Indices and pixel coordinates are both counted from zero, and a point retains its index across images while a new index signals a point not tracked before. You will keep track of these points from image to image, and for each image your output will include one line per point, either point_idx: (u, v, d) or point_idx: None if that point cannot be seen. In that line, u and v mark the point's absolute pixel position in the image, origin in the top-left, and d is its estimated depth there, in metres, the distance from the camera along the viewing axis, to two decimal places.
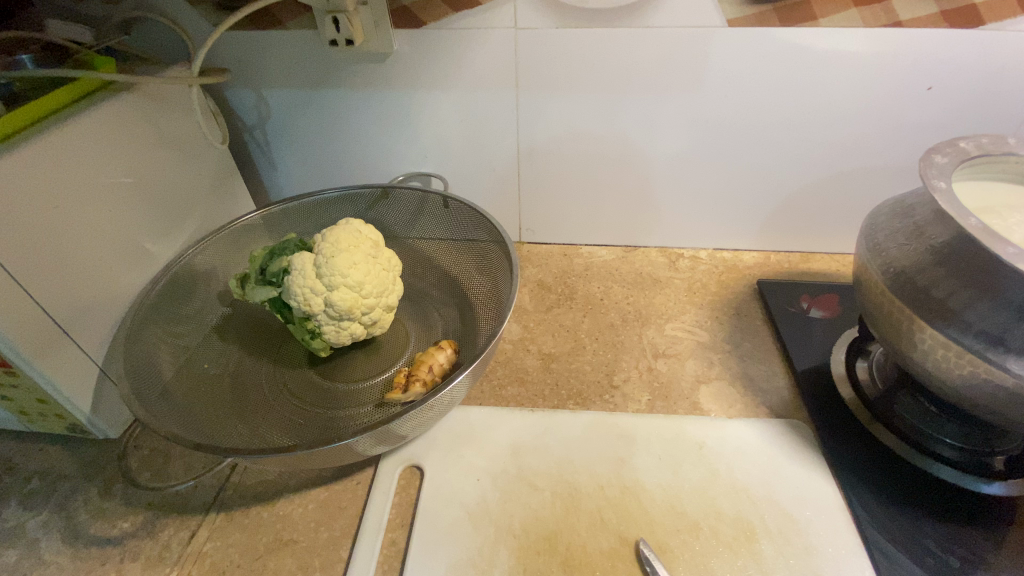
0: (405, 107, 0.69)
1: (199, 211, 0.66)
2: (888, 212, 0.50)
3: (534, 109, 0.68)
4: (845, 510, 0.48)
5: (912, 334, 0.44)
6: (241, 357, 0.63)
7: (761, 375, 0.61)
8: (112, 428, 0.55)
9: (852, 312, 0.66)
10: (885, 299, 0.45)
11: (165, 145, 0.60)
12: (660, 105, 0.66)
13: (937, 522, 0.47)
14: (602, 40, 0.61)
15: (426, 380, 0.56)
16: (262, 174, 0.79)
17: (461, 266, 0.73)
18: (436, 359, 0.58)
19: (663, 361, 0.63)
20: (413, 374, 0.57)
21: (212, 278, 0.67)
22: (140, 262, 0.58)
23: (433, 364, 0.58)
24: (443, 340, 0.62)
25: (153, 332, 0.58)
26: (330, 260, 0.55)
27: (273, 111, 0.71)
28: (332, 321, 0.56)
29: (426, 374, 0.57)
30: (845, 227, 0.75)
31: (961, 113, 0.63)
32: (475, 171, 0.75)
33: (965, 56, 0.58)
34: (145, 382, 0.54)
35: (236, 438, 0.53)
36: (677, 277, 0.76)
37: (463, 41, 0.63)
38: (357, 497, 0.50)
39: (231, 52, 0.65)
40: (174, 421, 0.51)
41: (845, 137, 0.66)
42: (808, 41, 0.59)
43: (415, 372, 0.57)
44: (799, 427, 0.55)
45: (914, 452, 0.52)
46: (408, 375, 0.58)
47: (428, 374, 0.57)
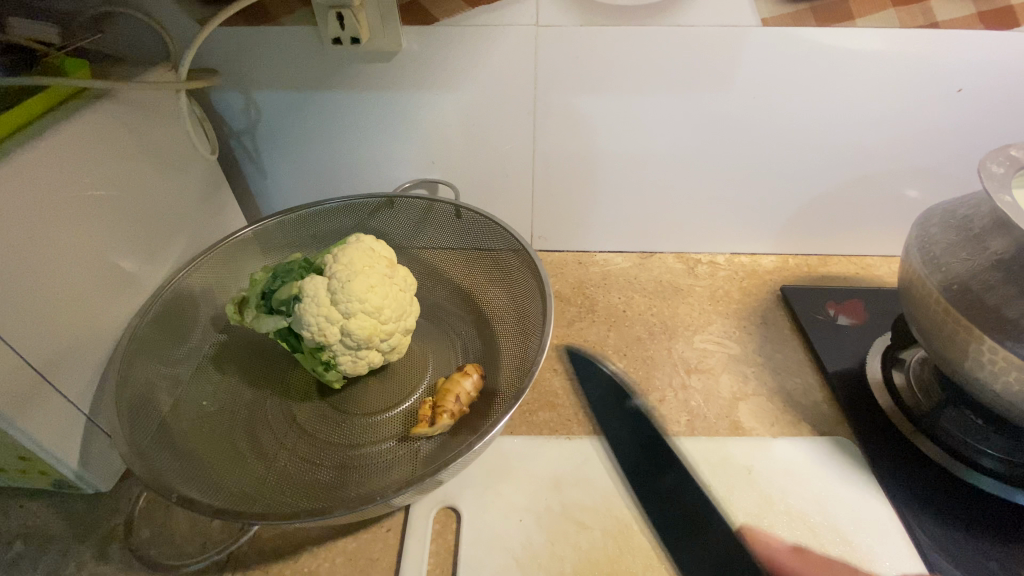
0: (414, 110, 0.64)
1: (188, 229, 0.60)
2: (940, 224, 0.48)
3: (554, 112, 0.64)
4: (903, 533, 0.47)
5: (976, 352, 0.42)
6: (242, 389, 0.57)
7: (798, 389, 0.59)
8: (103, 480, 0.49)
9: (879, 318, 0.65)
10: (946, 316, 0.44)
11: (151, 157, 0.54)
12: (686, 108, 0.63)
13: (995, 540, 0.46)
14: (631, 39, 0.57)
15: (453, 411, 0.52)
16: (251, 183, 0.72)
17: (474, 279, 0.68)
18: (462, 388, 0.54)
19: (696, 376, 0.60)
20: (438, 404, 0.53)
21: (205, 302, 0.60)
22: (128, 290, 0.52)
23: (460, 393, 0.53)
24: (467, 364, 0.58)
25: (144, 369, 0.52)
26: (346, 285, 0.50)
27: (265, 115, 0.64)
28: (348, 351, 0.51)
29: (452, 404, 0.52)
30: (863, 229, 0.74)
31: (987, 115, 0.62)
32: (487, 178, 0.71)
33: (998, 56, 0.57)
34: (140, 430, 0.48)
35: (248, 487, 0.48)
36: (698, 284, 0.73)
37: (481, 40, 0.58)
38: (389, 547, 0.46)
39: (218, 51, 0.58)
40: (177, 474, 0.46)
41: (872, 139, 0.65)
42: (843, 42, 0.57)
43: (440, 403, 0.53)
44: (844, 445, 0.53)
45: (956, 462, 0.50)
46: (432, 406, 0.53)
47: (456, 404, 0.52)
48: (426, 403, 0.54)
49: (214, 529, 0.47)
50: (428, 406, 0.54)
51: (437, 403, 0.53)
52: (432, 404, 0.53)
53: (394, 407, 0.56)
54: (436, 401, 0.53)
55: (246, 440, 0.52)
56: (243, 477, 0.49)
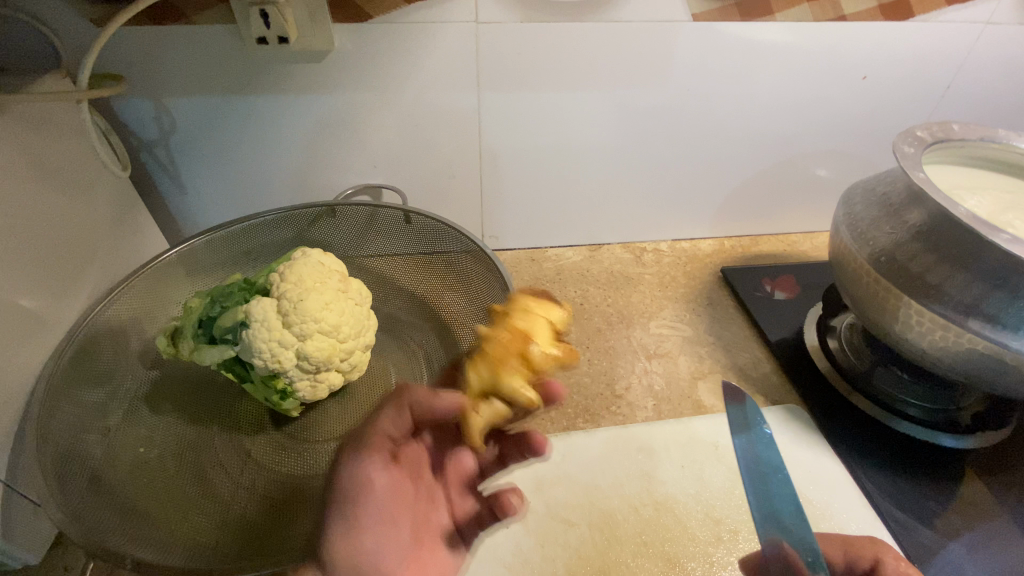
0: (350, 113, 0.60)
1: (102, 256, 0.53)
2: (863, 201, 0.53)
3: (498, 109, 0.63)
4: (854, 485, 0.51)
5: (903, 315, 0.47)
6: (182, 429, 0.51)
7: (748, 363, 0.63)
8: (32, 552, 0.43)
9: (810, 290, 0.71)
10: (876, 284, 0.48)
11: (52, 177, 0.47)
12: (624, 100, 0.64)
13: (932, 482, 0.51)
14: (571, 33, 0.57)
15: (560, 328, 0.40)
16: (169, 199, 0.65)
17: (430, 285, 0.66)
18: (514, 372, 0.36)
19: (657, 361, 0.62)
20: (486, 341, 0.38)
21: (130, 336, 0.54)
22: (36, 333, 0.45)
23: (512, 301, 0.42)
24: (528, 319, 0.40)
25: (66, 420, 0.46)
26: (299, 304, 0.47)
27: (180, 124, 0.58)
28: (307, 375, 0.48)
29: (541, 313, 0.40)
30: (786, 209, 0.80)
31: (886, 98, 0.69)
32: (433, 179, 0.68)
33: (894, 46, 0.63)
34: (72, 493, 0.42)
35: (207, 537, 0.44)
36: (647, 272, 0.76)
37: (421, 36, 0.55)
38: None
39: (119, 53, 0.52)
40: (123, 537, 0.41)
41: (790, 128, 0.70)
42: (764, 36, 0.61)
43: (517, 322, 0.39)
44: (795, 411, 0.57)
45: (889, 414, 0.56)
46: (530, 331, 0.38)
47: (537, 307, 0.41)
48: (492, 352, 0.37)
49: None
50: (517, 338, 0.38)
51: (485, 340, 0.39)
52: (530, 333, 0.38)
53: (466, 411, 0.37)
54: (502, 333, 0.38)
55: (197, 485, 0.47)
56: (201, 527, 0.44)
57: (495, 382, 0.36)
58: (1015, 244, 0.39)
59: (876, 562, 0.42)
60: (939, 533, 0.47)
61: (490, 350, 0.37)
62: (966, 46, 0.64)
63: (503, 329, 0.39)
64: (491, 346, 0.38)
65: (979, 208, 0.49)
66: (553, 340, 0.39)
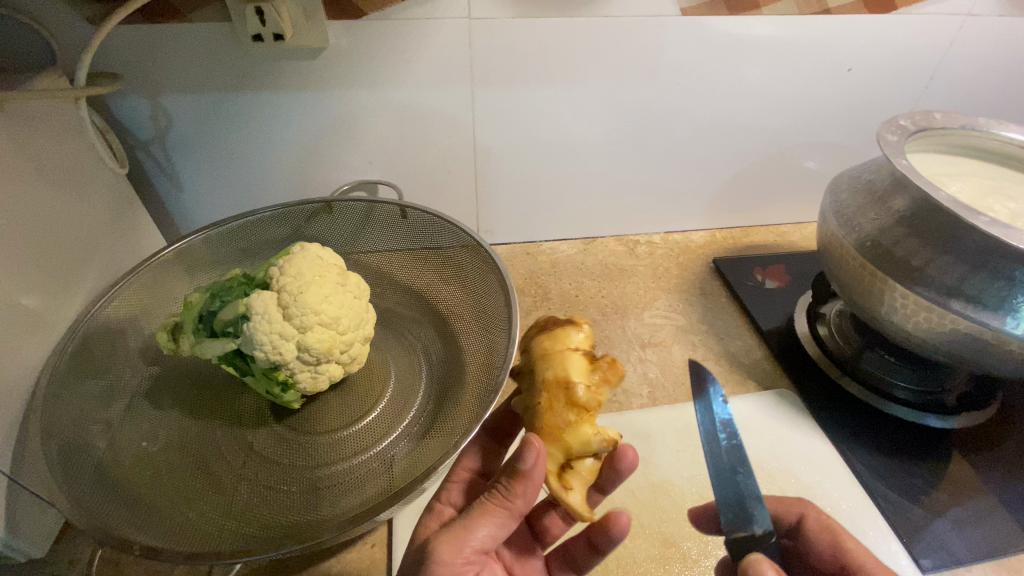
0: (346, 109, 0.61)
1: (101, 253, 0.54)
2: (849, 189, 0.54)
3: (491, 104, 0.64)
4: (844, 466, 0.53)
5: (889, 298, 0.48)
6: (183, 423, 0.52)
7: (741, 350, 0.64)
8: (38, 545, 0.43)
9: (799, 279, 0.72)
10: (862, 269, 0.49)
11: (51, 175, 0.47)
12: (616, 94, 0.65)
13: (919, 460, 0.53)
14: (562, 28, 0.58)
15: (587, 352, 0.40)
16: (166, 198, 0.65)
17: (425, 279, 0.66)
18: (583, 432, 0.37)
19: (651, 350, 0.63)
20: (533, 414, 0.39)
21: (129, 332, 0.55)
22: (37, 329, 0.46)
23: (528, 354, 0.41)
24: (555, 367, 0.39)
25: (69, 415, 0.46)
26: (299, 297, 0.48)
27: (177, 122, 0.59)
28: (308, 367, 0.48)
29: (561, 347, 0.39)
30: (775, 200, 0.82)
31: (871, 90, 0.70)
32: (429, 174, 0.69)
33: (878, 38, 0.65)
34: (77, 484, 0.43)
35: (211, 526, 0.44)
36: (640, 263, 0.77)
37: (414, 33, 0.56)
38: (377, 562, 0.45)
39: (116, 52, 0.52)
40: (128, 526, 0.41)
41: (777, 120, 0.72)
42: (751, 30, 0.62)
43: (543, 375, 0.39)
44: (786, 395, 0.58)
45: (877, 396, 0.57)
46: (563, 377, 0.38)
47: (554, 343, 0.40)
48: (547, 422, 0.38)
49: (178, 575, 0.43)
50: (556, 392, 0.38)
51: (531, 416, 0.39)
52: (564, 379, 0.38)
53: (561, 489, 0.37)
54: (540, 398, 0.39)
55: (201, 477, 0.48)
56: (206, 516, 0.45)
57: (566, 448, 0.37)
58: (994, 227, 0.40)
59: (801, 517, 0.44)
60: (927, 510, 0.49)
61: (544, 421, 0.38)
62: (948, 37, 0.66)
63: (540, 392, 0.39)
64: (543, 417, 0.38)
65: (960, 193, 0.51)
66: (588, 367, 0.39)
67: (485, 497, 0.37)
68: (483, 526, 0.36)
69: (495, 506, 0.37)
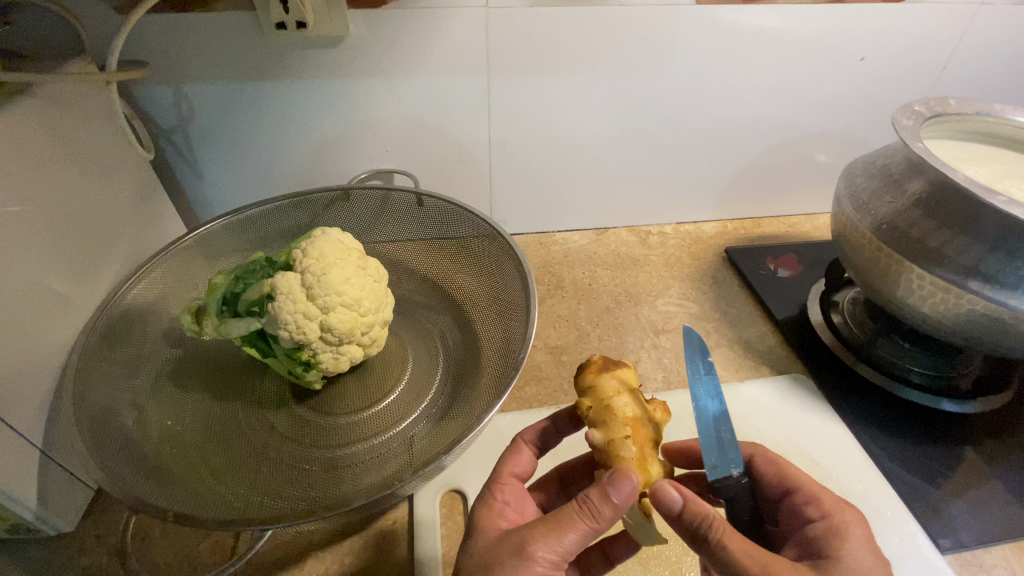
0: (364, 97, 0.62)
1: (126, 237, 0.55)
2: (863, 174, 0.55)
3: (506, 93, 0.64)
4: (860, 448, 0.53)
5: (905, 280, 0.49)
6: (207, 404, 0.53)
7: (754, 337, 0.65)
8: (67, 517, 0.44)
9: (812, 268, 0.73)
10: (877, 251, 0.50)
11: (82, 159, 0.48)
12: (633, 83, 0.66)
13: (935, 443, 0.53)
14: (577, 17, 0.59)
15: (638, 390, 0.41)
16: (186, 187, 0.67)
17: (442, 267, 0.67)
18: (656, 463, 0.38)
19: (665, 336, 0.64)
20: (614, 445, 0.38)
21: (153, 316, 0.56)
22: (67, 309, 0.47)
23: (592, 390, 0.40)
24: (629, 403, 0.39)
25: (98, 392, 0.47)
26: (322, 278, 0.48)
27: (198, 110, 0.60)
28: (330, 348, 0.49)
29: (625, 386, 0.40)
30: (786, 191, 0.82)
31: (883, 81, 0.71)
32: (444, 164, 0.70)
33: (889, 29, 0.65)
34: (108, 457, 0.43)
35: (238, 500, 0.45)
36: (652, 253, 0.77)
37: (432, 22, 0.57)
38: (398, 538, 0.46)
39: (142, 40, 0.53)
40: (158, 496, 0.42)
41: (789, 111, 0.72)
42: (765, 20, 0.63)
43: (624, 411, 0.38)
44: (800, 380, 0.59)
45: (892, 381, 0.58)
46: (640, 414, 0.39)
47: (620, 383, 0.40)
48: (635, 453, 0.37)
49: (204, 548, 0.44)
50: (638, 426, 0.38)
51: (610, 447, 0.38)
52: (642, 415, 0.39)
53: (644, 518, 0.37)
54: (624, 432, 0.38)
55: (227, 455, 0.49)
56: (231, 492, 0.46)
57: (648, 478, 0.37)
58: (1012, 206, 0.41)
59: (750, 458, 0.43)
60: (943, 491, 0.49)
61: (632, 454, 0.37)
62: (961, 26, 0.66)
63: (622, 427, 0.38)
64: (628, 450, 0.37)
65: (977, 176, 0.51)
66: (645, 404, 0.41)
67: (574, 505, 0.36)
68: (569, 537, 0.35)
69: (584, 521, 0.35)
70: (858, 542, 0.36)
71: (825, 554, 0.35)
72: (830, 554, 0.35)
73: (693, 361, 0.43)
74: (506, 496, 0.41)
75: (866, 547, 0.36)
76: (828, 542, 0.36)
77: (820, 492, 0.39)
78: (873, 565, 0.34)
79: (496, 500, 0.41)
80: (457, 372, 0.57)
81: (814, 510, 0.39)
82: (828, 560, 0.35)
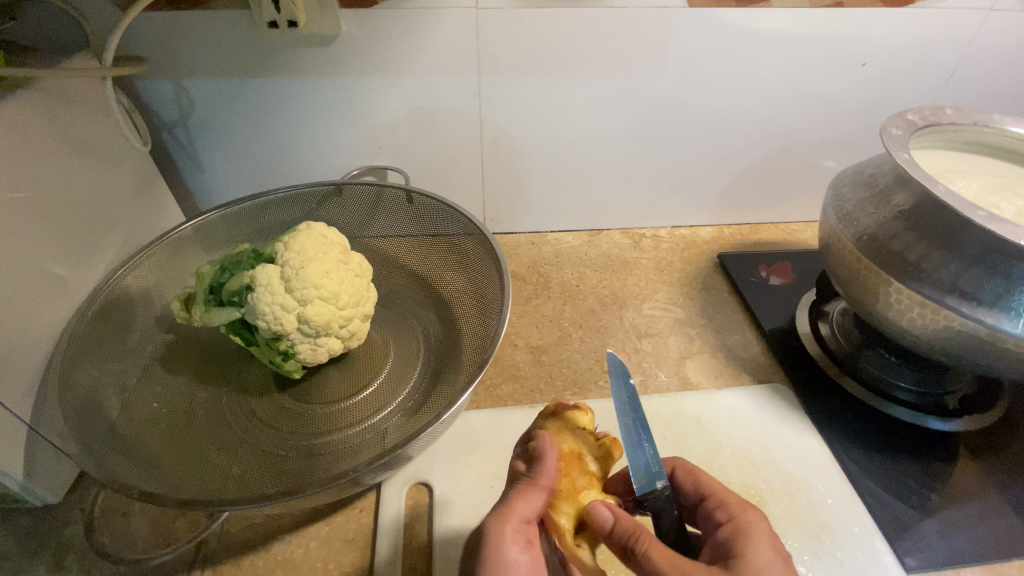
0: (357, 94, 0.63)
1: (123, 225, 0.57)
2: (850, 183, 0.54)
3: (496, 93, 0.65)
4: (834, 461, 0.52)
5: (885, 295, 0.47)
6: (193, 389, 0.55)
7: (738, 344, 0.64)
8: (54, 491, 0.47)
9: (805, 277, 0.71)
10: (858, 264, 0.49)
11: (80, 151, 0.50)
12: (625, 86, 0.66)
13: (914, 461, 0.52)
14: (568, 19, 0.59)
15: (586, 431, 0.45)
16: (187, 179, 0.69)
17: (431, 263, 0.68)
18: (592, 494, 0.42)
19: (647, 340, 0.64)
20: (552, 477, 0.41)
21: (147, 301, 0.58)
22: (61, 293, 0.49)
23: (532, 434, 0.45)
24: (567, 441, 0.43)
25: (86, 373, 0.50)
26: (300, 272, 0.50)
27: (197, 104, 0.62)
28: (307, 339, 0.50)
29: (568, 427, 0.44)
30: (785, 198, 0.81)
31: (887, 86, 0.69)
32: (437, 163, 0.71)
33: (892, 34, 0.64)
34: (90, 436, 0.46)
35: (212, 483, 0.47)
36: (644, 256, 0.77)
37: (421, 22, 0.58)
38: (363, 527, 0.47)
39: (142, 36, 0.55)
40: (134, 475, 0.44)
41: (787, 115, 0.71)
42: (761, 23, 0.62)
43: (563, 446, 0.43)
44: (780, 390, 0.58)
45: (875, 397, 0.57)
46: (576, 450, 0.43)
47: (563, 425, 0.45)
48: (566, 485, 0.41)
49: (178, 526, 0.46)
50: (571, 461, 0.42)
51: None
52: (577, 453, 0.43)
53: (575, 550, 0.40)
54: (558, 466, 0.42)
55: (207, 438, 0.51)
56: (208, 475, 0.47)
57: (581, 507, 0.41)
58: (991, 222, 0.39)
59: (673, 469, 0.43)
60: (916, 510, 0.48)
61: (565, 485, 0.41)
62: (969, 32, 0.64)
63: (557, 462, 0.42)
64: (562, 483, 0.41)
65: (967, 190, 0.49)
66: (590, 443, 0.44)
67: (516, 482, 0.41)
68: (520, 502, 0.39)
69: (526, 486, 0.40)
70: (761, 539, 0.36)
71: (731, 556, 0.35)
72: (736, 556, 0.35)
73: (615, 386, 0.45)
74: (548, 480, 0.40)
75: (769, 539, 0.36)
76: (734, 545, 0.36)
77: (728, 495, 0.39)
78: (773, 559, 0.35)
79: (538, 482, 0.40)
80: (436, 368, 0.58)
81: (723, 514, 0.38)
82: (733, 562, 0.35)
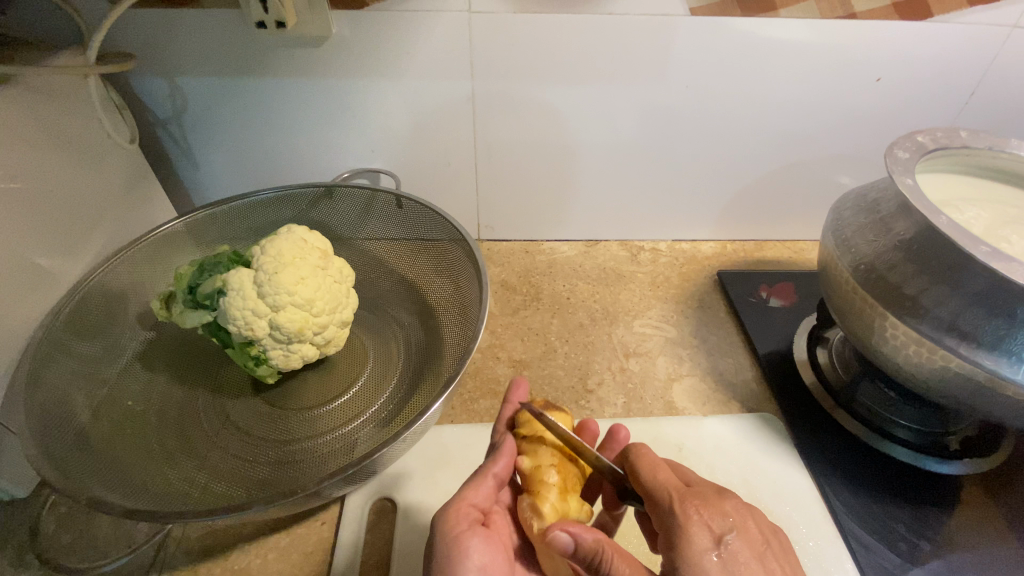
0: (349, 96, 0.62)
1: (108, 222, 0.57)
2: (852, 207, 0.51)
3: (491, 99, 0.63)
4: (820, 500, 0.49)
5: (882, 329, 0.44)
6: (169, 388, 0.55)
7: (729, 368, 0.62)
8: (20, 486, 0.47)
9: (807, 300, 0.68)
10: (855, 294, 0.46)
11: (63, 148, 0.51)
12: (624, 95, 0.64)
13: (906, 505, 0.49)
14: (565, 25, 0.57)
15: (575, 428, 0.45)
16: (181, 175, 0.69)
17: (419, 269, 0.67)
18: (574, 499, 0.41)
19: (635, 359, 0.62)
20: (540, 469, 0.40)
21: (129, 298, 0.58)
22: (37, 290, 0.49)
23: (529, 421, 0.44)
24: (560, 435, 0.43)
25: (60, 370, 0.50)
26: (273, 277, 0.49)
27: (190, 102, 0.62)
28: (280, 345, 0.50)
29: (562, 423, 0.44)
30: (792, 215, 0.78)
31: (903, 104, 0.65)
32: (430, 167, 0.70)
33: (910, 49, 0.60)
34: (55, 435, 0.45)
35: (174, 487, 0.46)
36: (640, 270, 0.75)
37: (413, 25, 0.57)
38: (323, 540, 0.46)
39: (134, 33, 0.55)
40: (93, 478, 0.44)
41: (795, 130, 0.68)
42: (768, 34, 0.59)
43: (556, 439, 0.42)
44: (769, 420, 0.56)
45: (870, 432, 0.54)
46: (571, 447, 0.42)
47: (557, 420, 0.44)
48: (558, 480, 0.40)
49: (139, 530, 0.46)
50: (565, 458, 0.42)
51: (536, 470, 0.40)
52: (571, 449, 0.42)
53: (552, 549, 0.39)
54: (551, 460, 0.41)
55: (177, 440, 0.50)
56: (172, 478, 0.47)
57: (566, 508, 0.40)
58: (994, 258, 0.37)
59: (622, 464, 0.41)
60: (902, 558, 0.45)
61: (555, 481, 0.40)
62: (993, 48, 0.60)
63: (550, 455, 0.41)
64: (553, 476, 0.40)
65: (975, 220, 0.46)
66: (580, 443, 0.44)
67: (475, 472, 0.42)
68: (478, 493, 0.40)
69: (484, 478, 0.41)
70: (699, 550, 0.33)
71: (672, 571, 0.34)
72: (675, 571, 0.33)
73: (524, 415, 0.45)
74: (500, 469, 0.41)
75: (708, 548, 0.33)
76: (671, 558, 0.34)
77: (664, 495, 0.36)
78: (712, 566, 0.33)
79: (489, 471, 0.41)
80: (413, 379, 0.56)
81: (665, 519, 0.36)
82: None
